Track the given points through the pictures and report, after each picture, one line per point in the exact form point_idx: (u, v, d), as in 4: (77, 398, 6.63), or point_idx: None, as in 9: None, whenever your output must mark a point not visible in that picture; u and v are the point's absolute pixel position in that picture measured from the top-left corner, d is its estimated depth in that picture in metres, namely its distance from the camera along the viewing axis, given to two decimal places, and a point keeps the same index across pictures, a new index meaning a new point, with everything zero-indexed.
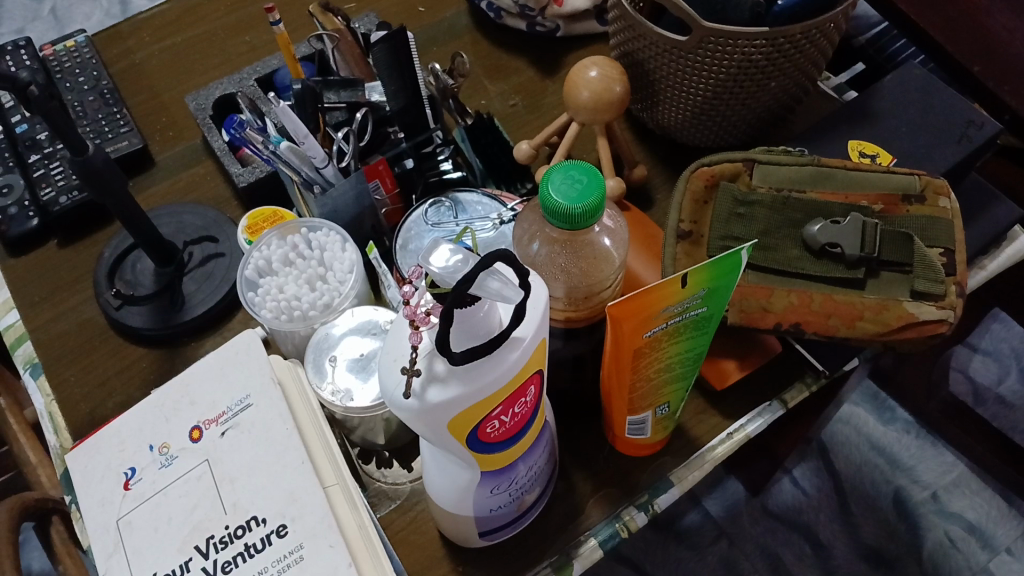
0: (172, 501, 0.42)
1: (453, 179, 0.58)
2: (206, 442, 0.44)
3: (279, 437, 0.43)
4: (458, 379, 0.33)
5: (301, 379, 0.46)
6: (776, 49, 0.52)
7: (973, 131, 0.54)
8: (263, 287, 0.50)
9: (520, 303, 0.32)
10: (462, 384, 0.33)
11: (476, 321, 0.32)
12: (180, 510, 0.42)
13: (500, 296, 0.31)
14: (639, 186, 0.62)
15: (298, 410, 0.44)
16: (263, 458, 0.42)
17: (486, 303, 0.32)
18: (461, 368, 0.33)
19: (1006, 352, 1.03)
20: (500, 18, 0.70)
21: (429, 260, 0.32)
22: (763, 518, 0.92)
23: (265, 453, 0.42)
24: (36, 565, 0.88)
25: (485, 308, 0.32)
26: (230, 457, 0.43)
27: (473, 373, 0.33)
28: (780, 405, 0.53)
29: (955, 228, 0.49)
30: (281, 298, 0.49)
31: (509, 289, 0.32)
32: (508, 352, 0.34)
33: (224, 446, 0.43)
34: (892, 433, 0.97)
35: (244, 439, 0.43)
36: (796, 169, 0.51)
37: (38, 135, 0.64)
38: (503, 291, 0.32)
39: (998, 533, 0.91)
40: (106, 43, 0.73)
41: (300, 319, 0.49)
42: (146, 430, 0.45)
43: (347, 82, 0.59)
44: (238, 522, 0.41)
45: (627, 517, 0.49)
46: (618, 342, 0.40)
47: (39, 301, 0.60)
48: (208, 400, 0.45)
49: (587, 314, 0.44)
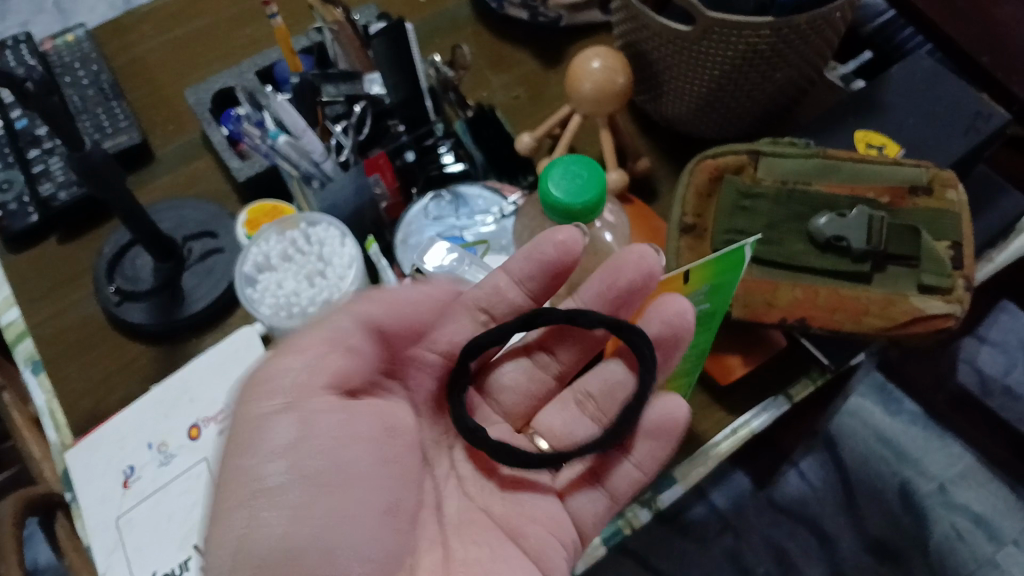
0: (344, 537, 0.37)
1: (453, 172, 0.59)
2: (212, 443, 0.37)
3: (302, 349, 0.38)
4: (636, 271, 0.41)
5: (358, 404, 0.39)
6: (782, 39, 0.51)
7: (981, 123, 0.53)
8: (272, 423, 0.37)
9: (424, 316, 0.41)
10: (628, 281, 0.41)
11: (558, 269, 0.44)
12: (354, 535, 0.37)
13: (507, 386, 0.49)
14: (644, 178, 0.61)
15: (362, 441, 0.39)
16: (332, 357, 0.38)
17: (532, 293, 0.45)
18: (621, 269, 0.41)
19: (1015, 343, 0.98)
20: (502, 8, 0.68)
21: (427, 259, 0.50)
22: (769, 510, 0.88)
23: (328, 395, 0.38)
24: (42, 558, 0.87)
25: (515, 280, 0.45)
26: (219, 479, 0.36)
27: (598, 373, 0.47)
28: (785, 399, 0.52)
29: (963, 221, 0.48)
30: (293, 430, 0.37)
31: (413, 321, 0.41)
32: (592, 390, 0.47)
33: (363, 520, 0.38)
34: (900, 425, 0.92)
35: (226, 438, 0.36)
36: (802, 160, 0.50)
37: (38, 131, 0.63)
38: (486, 373, 0.48)
39: (1005, 525, 0.86)
40: (107, 37, 0.72)
41: (333, 409, 0.38)
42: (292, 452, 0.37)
43: (346, 74, 0.56)
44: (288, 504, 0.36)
45: (631, 514, 0.51)
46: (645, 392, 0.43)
47: (41, 297, 0.60)
48: (309, 505, 0.36)
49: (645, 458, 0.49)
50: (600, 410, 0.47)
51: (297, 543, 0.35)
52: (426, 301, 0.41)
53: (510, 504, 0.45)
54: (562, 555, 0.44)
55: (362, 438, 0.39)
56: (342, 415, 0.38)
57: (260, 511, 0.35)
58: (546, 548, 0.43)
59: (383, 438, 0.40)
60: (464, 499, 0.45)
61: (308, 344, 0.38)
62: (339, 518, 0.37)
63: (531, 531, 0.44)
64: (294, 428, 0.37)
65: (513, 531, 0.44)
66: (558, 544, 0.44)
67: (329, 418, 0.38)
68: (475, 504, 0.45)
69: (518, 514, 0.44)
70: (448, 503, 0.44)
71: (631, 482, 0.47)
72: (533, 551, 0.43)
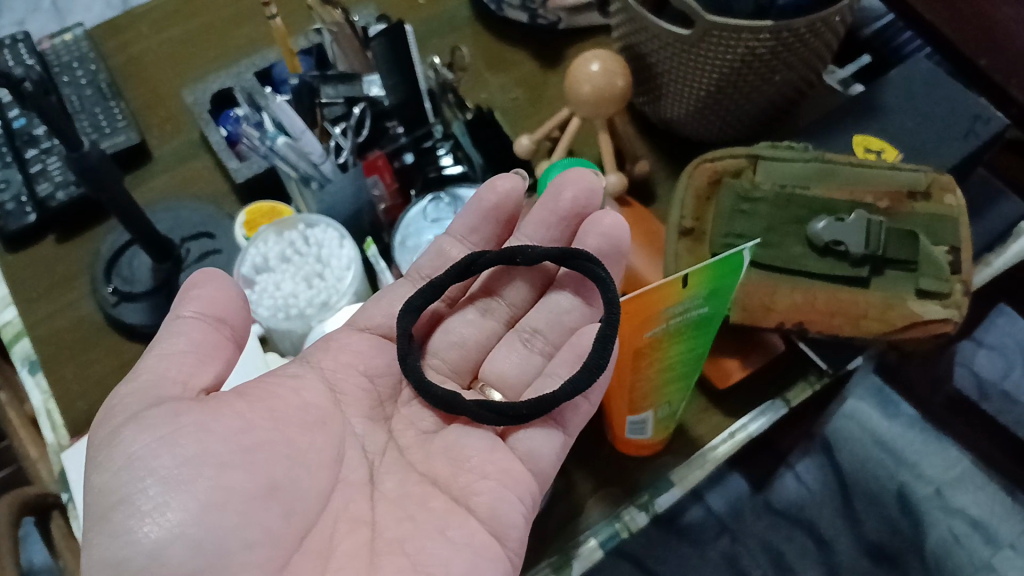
0: (220, 532, 0.35)
1: (451, 175, 0.58)
2: (113, 430, 0.37)
3: (140, 374, 0.39)
4: (577, 189, 0.47)
5: (220, 400, 0.39)
6: (781, 43, 0.51)
7: (979, 127, 0.53)
8: (115, 442, 0.37)
9: (241, 311, 0.41)
10: (571, 195, 0.47)
11: (500, 219, 0.49)
12: (236, 528, 0.36)
13: (454, 342, 0.49)
14: (642, 181, 0.61)
15: (226, 433, 0.38)
16: (208, 362, 0.39)
17: (477, 245, 0.49)
18: (563, 190, 0.48)
19: (1012, 346, 0.98)
20: (501, 9, 0.68)
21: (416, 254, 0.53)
22: (767, 514, 0.87)
23: (169, 402, 0.38)
24: (38, 559, 0.87)
25: (459, 238, 0.49)
26: (119, 465, 0.36)
27: (542, 308, 0.49)
28: (783, 403, 0.52)
29: (962, 226, 0.48)
30: (139, 439, 0.36)
31: (227, 317, 0.41)
32: (539, 325, 0.48)
33: (243, 508, 0.36)
34: (897, 428, 0.92)
35: (126, 425, 0.37)
36: (801, 164, 0.50)
37: (35, 130, 0.62)
38: (434, 330, 0.50)
39: (1001, 528, 0.87)
40: (105, 36, 0.71)
41: (159, 412, 0.37)
42: (189, 437, 0.37)
43: (345, 76, 0.57)
44: (186, 488, 0.36)
45: (628, 517, 0.49)
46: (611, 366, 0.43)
47: (37, 297, 0.59)
48: (184, 505, 0.35)
49: (593, 417, 0.52)
50: (549, 343, 0.48)
51: (169, 545, 0.35)
52: (231, 286, 0.41)
53: (452, 463, 0.42)
54: (518, 510, 0.41)
55: (228, 430, 0.38)
56: (175, 417, 0.37)
57: (132, 523, 0.35)
58: (498, 506, 0.40)
59: (255, 416, 0.39)
60: (406, 470, 0.43)
61: (166, 357, 0.39)
62: (215, 511, 0.36)
63: (483, 488, 0.41)
64: (137, 438, 0.36)
65: (459, 493, 0.41)
66: (512, 497, 0.41)
67: (151, 420, 0.37)
68: (417, 472, 0.43)
69: (465, 471, 0.42)
70: (385, 480, 0.43)
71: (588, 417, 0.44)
72: (482, 510, 0.40)
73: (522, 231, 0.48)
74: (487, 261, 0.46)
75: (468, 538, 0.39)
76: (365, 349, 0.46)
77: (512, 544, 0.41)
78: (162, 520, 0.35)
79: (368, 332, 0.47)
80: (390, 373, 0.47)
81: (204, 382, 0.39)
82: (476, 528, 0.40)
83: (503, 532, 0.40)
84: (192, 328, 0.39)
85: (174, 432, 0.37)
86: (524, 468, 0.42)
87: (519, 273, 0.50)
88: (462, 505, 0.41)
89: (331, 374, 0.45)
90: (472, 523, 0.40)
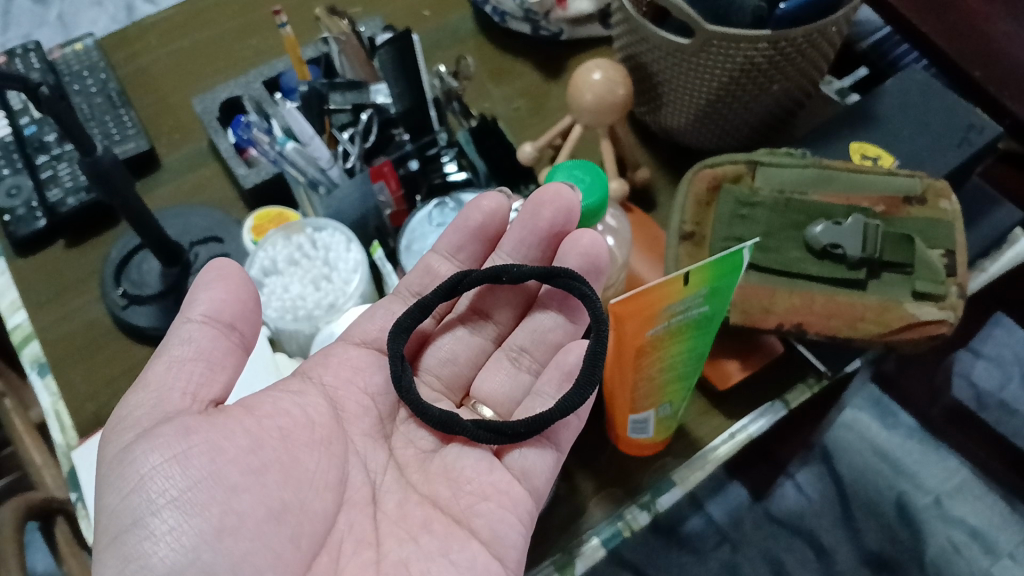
0: (232, 556, 0.36)
1: (456, 181, 0.60)
2: (123, 449, 0.38)
3: (149, 382, 0.40)
4: (555, 209, 0.48)
5: (228, 414, 0.40)
6: (779, 53, 0.52)
7: (973, 135, 0.55)
8: (127, 461, 0.37)
9: (249, 315, 0.42)
10: (547, 214, 0.48)
11: (486, 237, 0.51)
12: (247, 553, 0.36)
13: (445, 359, 0.50)
14: (643, 189, 0.63)
15: (236, 453, 0.39)
16: (218, 371, 0.40)
17: (464, 261, 0.51)
18: (540, 210, 0.48)
19: (1009, 357, 0.98)
20: (504, 21, 0.70)
21: (415, 252, 0.55)
22: (766, 523, 0.88)
23: (179, 419, 0.38)
24: (40, 567, 0.87)
25: (446, 255, 0.51)
26: (130, 486, 0.37)
27: (526, 327, 0.50)
28: (782, 405, 0.53)
29: (957, 229, 0.49)
30: (150, 459, 0.37)
31: (236, 323, 0.41)
32: (525, 343, 0.50)
33: (253, 533, 0.37)
34: (896, 438, 0.93)
35: (136, 445, 0.38)
36: (798, 170, 0.52)
37: (46, 137, 0.64)
38: (424, 348, 0.51)
39: (1001, 538, 0.86)
40: (116, 46, 0.73)
41: (169, 430, 0.38)
42: (201, 459, 0.38)
43: (352, 84, 0.58)
44: (197, 511, 0.36)
45: (630, 517, 0.50)
46: (602, 370, 0.46)
47: (48, 300, 0.60)
48: (196, 529, 0.36)
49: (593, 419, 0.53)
50: (535, 359, 0.50)
51: (183, 569, 0.35)
52: (244, 289, 0.42)
53: (452, 484, 0.44)
54: (518, 532, 0.42)
55: (239, 450, 0.39)
56: (186, 436, 0.38)
57: (143, 546, 0.35)
58: (498, 527, 0.42)
59: (262, 433, 0.40)
60: (404, 490, 0.44)
61: (172, 366, 0.40)
62: (227, 536, 0.36)
63: (484, 510, 0.42)
64: (148, 458, 0.37)
65: (461, 515, 0.42)
66: (512, 519, 0.42)
67: (162, 439, 0.37)
68: (418, 493, 0.44)
69: (465, 493, 0.43)
70: (386, 499, 0.43)
71: (578, 434, 0.46)
72: (483, 532, 0.41)
73: (502, 248, 0.50)
74: (473, 280, 0.48)
75: (470, 561, 0.40)
76: (363, 364, 0.47)
77: (511, 564, 0.41)
78: (176, 543, 0.35)
79: (364, 346, 0.48)
80: (389, 391, 0.47)
81: (212, 393, 0.40)
82: (478, 549, 0.41)
83: (503, 553, 0.41)
84: (202, 335, 0.40)
85: (184, 456, 0.37)
86: (523, 488, 0.44)
87: (502, 291, 0.51)
88: (464, 527, 0.42)
89: (332, 389, 0.45)
90: (473, 544, 0.41)
